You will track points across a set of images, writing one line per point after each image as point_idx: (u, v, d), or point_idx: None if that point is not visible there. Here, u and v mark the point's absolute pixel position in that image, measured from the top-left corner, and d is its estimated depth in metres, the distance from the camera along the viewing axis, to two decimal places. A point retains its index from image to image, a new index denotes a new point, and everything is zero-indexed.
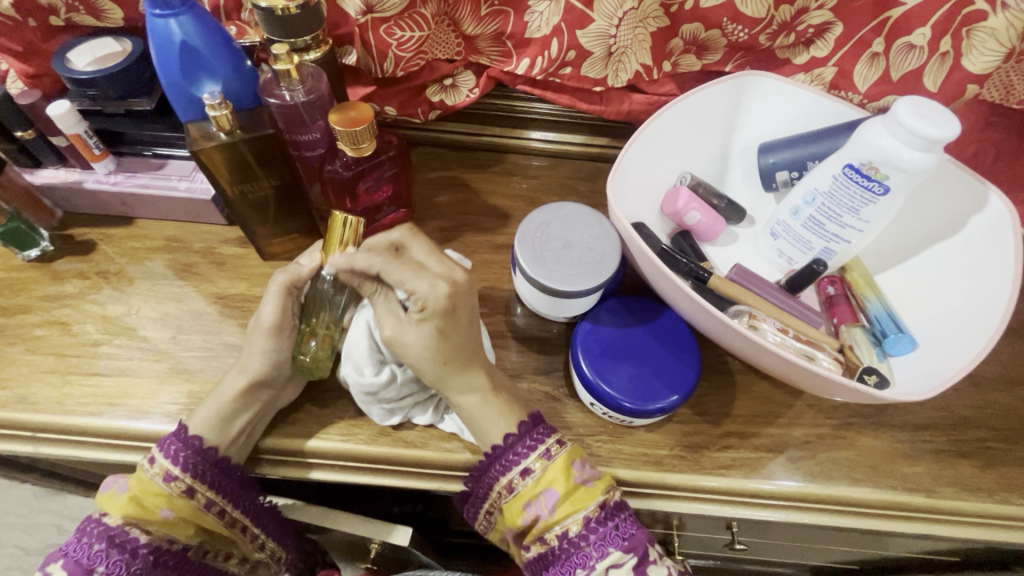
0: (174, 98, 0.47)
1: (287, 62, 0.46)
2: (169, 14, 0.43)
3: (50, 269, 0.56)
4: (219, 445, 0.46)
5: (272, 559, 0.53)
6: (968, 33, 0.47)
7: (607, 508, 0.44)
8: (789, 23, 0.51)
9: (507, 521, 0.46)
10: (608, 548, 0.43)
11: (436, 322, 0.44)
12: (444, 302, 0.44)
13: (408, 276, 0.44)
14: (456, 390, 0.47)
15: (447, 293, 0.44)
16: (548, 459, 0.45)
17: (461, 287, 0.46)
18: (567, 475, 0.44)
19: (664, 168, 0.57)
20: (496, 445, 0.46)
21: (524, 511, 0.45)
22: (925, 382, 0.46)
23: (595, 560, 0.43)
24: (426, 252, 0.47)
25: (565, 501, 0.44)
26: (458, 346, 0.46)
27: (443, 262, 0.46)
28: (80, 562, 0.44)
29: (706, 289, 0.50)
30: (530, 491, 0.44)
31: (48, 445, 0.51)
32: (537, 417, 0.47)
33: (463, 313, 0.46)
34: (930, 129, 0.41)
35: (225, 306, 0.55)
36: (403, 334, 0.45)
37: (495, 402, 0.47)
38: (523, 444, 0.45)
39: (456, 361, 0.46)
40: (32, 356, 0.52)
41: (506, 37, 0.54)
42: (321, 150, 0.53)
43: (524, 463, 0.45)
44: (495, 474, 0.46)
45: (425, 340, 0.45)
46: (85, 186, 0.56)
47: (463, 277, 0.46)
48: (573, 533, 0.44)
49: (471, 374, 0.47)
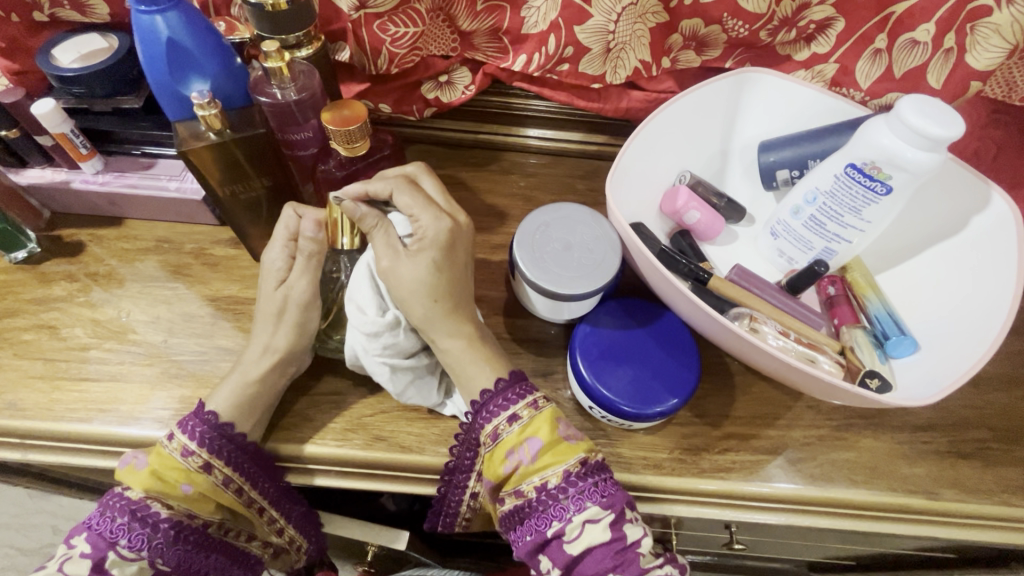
0: (162, 97, 0.46)
1: (278, 59, 0.44)
2: (155, 11, 0.41)
3: (38, 271, 0.55)
4: (235, 423, 0.46)
5: (291, 545, 0.52)
6: (972, 28, 0.46)
7: (587, 465, 0.43)
8: (790, 18, 0.50)
9: (488, 471, 0.45)
10: (586, 503, 0.42)
11: (432, 254, 0.46)
12: (444, 235, 0.47)
13: (414, 205, 0.47)
14: (440, 333, 0.47)
15: (448, 228, 0.47)
16: (536, 409, 0.45)
17: (462, 225, 0.49)
18: (551, 425, 0.44)
19: (664, 166, 0.56)
20: (484, 390, 0.45)
21: (506, 459, 0.44)
22: (929, 385, 0.46)
23: (571, 513, 0.42)
24: (436, 189, 0.50)
25: (546, 451, 0.43)
26: (449, 284, 0.47)
27: (448, 203, 0.50)
28: (103, 536, 0.42)
29: (707, 290, 0.49)
30: (514, 437, 0.44)
31: (39, 451, 0.50)
32: (520, 374, 0.47)
33: (459, 253, 0.48)
34: (934, 129, 0.41)
35: (218, 308, 0.54)
36: (399, 265, 0.45)
37: (478, 357, 0.47)
38: (511, 391, 0.45)
39: (445, 301, 0.47)
40: (20, 361, 0.51)
41: (503, 33, 0.52)
42: (314, 150, 0.52)
43: (512, 411, 0.44)
44: (478, 424, 0.45)
45: (415, 271, 0.46)
46: (73, 186, 0.55)
47: (465, 221, 0.49)
48: (552, 485, 0.43)
49: (455, 322, 0.47)
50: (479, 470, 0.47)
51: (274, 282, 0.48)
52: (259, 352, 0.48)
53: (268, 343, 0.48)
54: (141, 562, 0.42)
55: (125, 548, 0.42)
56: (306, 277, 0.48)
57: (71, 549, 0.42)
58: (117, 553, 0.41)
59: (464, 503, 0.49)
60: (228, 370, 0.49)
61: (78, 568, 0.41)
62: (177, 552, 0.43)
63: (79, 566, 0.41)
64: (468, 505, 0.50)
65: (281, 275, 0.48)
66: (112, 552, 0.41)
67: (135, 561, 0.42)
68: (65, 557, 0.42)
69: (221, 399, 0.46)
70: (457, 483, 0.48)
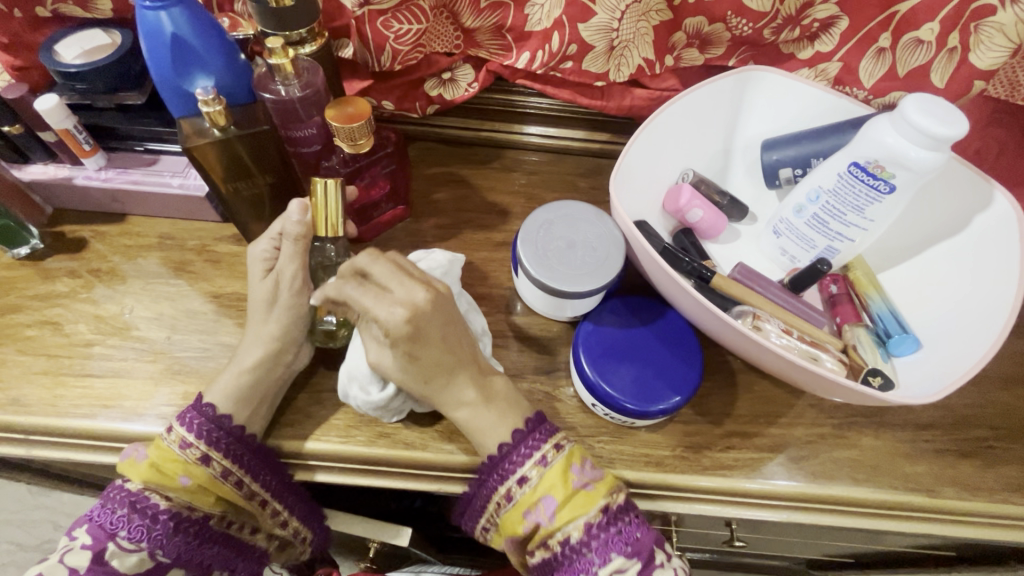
0: (166, 93, 0.46)
1: (282, 56, 0.44)
2: (159, 7, 0.41)
3: (41, 267, 0.55)
4: (233, 414, 0.45)
5: (295, 537, 0.52)
6: (976, 28, 0.46)
7: (608, 513, 0.43)
8: (794, 17, 0.50)
9: (508, 531, 0.45)
10: (611, 553, 0.42)
11: (404, 348, 0.43)
12: (405, 329, 0.42)
13: (367, 307, 0.42)
14: (449, 404, 0.46)
15: (408, 319, 0.42)
16: (547, 465, 0.44)
17: (425, 308, 0.43)
18: (565, 481, 0.43)
19: (666, 164, 0.56)
20: (491, 454, 0.45)
21: (524, 520, 0.44)
22: (930, 383, 0.46)
23: (598, 566, 0.42)
24: (389, 273, 0.43)
25: (564, 506, 0.43)
26: (437, 361, 0.44)
27: (404, 283, 0.43)
28: (103, 528, 0.42)
29: (710, 289, 0.49)
30: (529, 497, 0.44)
31: (41, 447, 0.50)
32: (540, 417, 0.46)
33: (434, 330, 0.43)
34: (936, 127, 0.41)
35: (221, 305, 0.54)
36: (382, 359, 0.44)
37: (492, 416, 0.46)
38: (519, 450, 0.44)
39: (438, 379, 0.45)
40: (24, 357, 0.51)
41: (506, 30, 0.52)
42: (318, 147, 0.51)
43: (521, 471, 0.44)
44: (493, 483, 0.45)
45: (399, 363, 0.44)
46: (76, 182, 0.55)
47: (426, 298, 0.43)
48: (575, 539, 0.43)
49: (458, 391, 0.46)
50: (485, 521, 0.47)
51: (262, 272, 0.48)
52: (258, 348, 0.47)
53: (263, 334, 0.48)
54: (140, 553, 0.43)
55: (125, 539, 0.42)
56: (296, 261, 0.47)
57: (73, 540, 0.43)
58: (117, 545, 0.42)
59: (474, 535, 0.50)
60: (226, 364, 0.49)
61: (79, 558, 0.42)
62: (176, 544, 0.44)
63: (80, 557, 0.42)
64: (483, 535, 0.49)
65: (267, 266, 0.48)
66: (112, 543, 0.42)
67: (135, 553, 0.43)
68: (68, 548, 0.42)
69: (218, 391, 0.46)
70: (470, 515, 0.48)
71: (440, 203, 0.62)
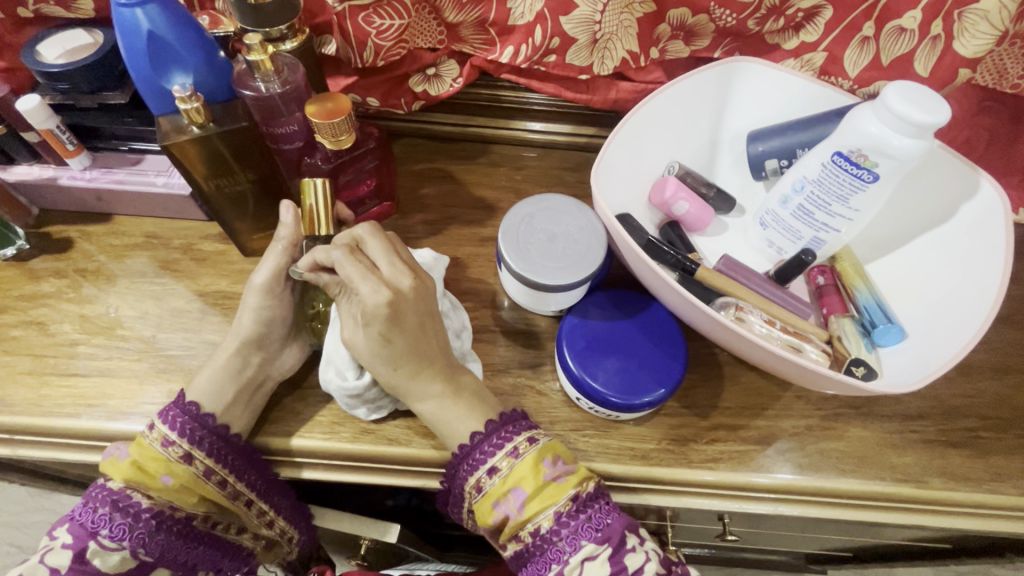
0: (145, 91, 0.46)
1: (261, 52, 0.44)
2: (135, 4, 0.41)
3: (27, 267, 0.55)
4: (218, 412, 0.46)
5: (282, 538, 0.52)
6: (960, 15, 0.46)
7: (578, 501, 0.43)
8: (778, 7, 0.49)
9: (481, 520, 0.45)
10: (581, 541, 0.42)
11: (379, 328, 0.43)
12: (384, 308, 0.42)
13: (354, 277, 0.43)
14: (415, 395, 0.46)
15: (388, 299, 0.43)
16: (516, 457, 0.44)
17: (405, 294, 0.44)
18: (534, 471, 0.43)
19: (652, 157, 0.56)
20: (462, 444, 0.45)
21: (494, 510, 0.44)
22: (915, 372, 0.46)
23: (569, 555, 0.42)
24: (383, 250, 0.45)
25: (533, 498, 0.43)
26: (407, 348, 0.44)
27: (395, 264, 0.45)
28: (84, 526, 0.42)
29: (694, 280, 0.49)
30: (498, 489, 0.43)
31: (28, 447, 0.50)
32: (516, 415, 0.46)
33: (411, 316, 0.44)
34: (917, 114, 0.40)
35: (206, 303, 0.54)
36: (356, 339, 0.44)
37: (459, 409, 0.46)
38: (488, 444, 0.44)
39: (407, 367, 0.45)
40: (9, 357, 0.51)
41: (489, 24, 0.52)
42: (299, 143, 0.52)
43: (491, 462, 0.44)
44: (463, 474, 0.45)
45: (372, 345, 0.44)
46: (61, 182, 0.55)
47: (409, 285, 0.44)
48: (545, 530, 0.43)
49: (426, 382, 0.45)
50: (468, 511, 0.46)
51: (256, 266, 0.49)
52: (234, 344, 0.47)
53: (236, 331, 0.48)
54: (123, 552, 0.43)
55: (107, 537, 0.42)
56: (279, 258, 0.47)
57: (53, 541, 0.42)
58: (98, 543, 0.42)
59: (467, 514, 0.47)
60: (206, 362, 0.49)
61: (59, 558, 0.42)
62: (159, 542, 0.44)
63: (61, 557, 0.42)
64: (471, 521, 0.47)
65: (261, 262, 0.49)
66: (94, 542, 0.42)
67: (116, 552, 0.43)
68: (47, 548, 0.42)
69: (199, 387, 0.46)
70: (454, 503, 0.47)
71: (426, 199, 0.61)
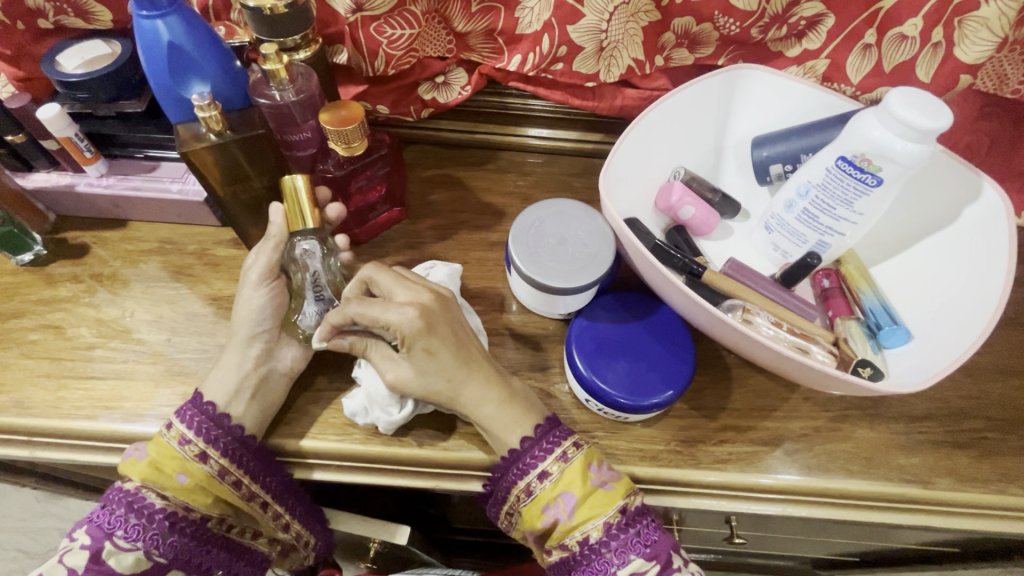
0: (163, 99, 0.47)
1: (276, 62, 0.45)
2: (156, 15, 0.42)
3: (43, 272, 0.56)
4: (229, 411, 0.47)
5: (298, 542, 0.53)
6: (960, 22, 0.47)
7: (627, 514, 0.44)
8: (781, 15, 0.50)
9: (529, 524, 0.46)
10: (629, 555, 0.42)
11: (422, 348, 0.44)
12: (417, 324, 0.44)
13: (377, 310, 0.45)
14: (472, 405, 0.46)
15: (418, 314, 0.44)
16: (565, 461, 0.44)
17: (432, 308, 0.46)
18: (584, 477, 0.44)
19: (658, 163, 0.57)
20: (512, 449, 0.45)
21: (543, 514, 0.44)
22: (921, 372, 0.47)
23: (617, 567, 0.42)
24: (392, 281, 0.47)
25: (583, 504, 0.43)
26: (452, 364, 0.45)
27: (409, 288, 0.46)
28: (101, 527, 0.43)
29: (700, 284, 0.50)
30: (548, 493, 0.44)
31: (45, 449, 0.50)
32: (555, 420, 0.46)
33: (443, 328, 0.45)
34: (919, 120, 0.41)
35: (220, 307, 0.55)
36: (400, 371, 0.45)
37: (515, 411, 0.46)
38: (539, 448, 0.45)
39: (459, 379, 0.45)
40: (27, 360, 0.52)
41: (497, 33, 0.53)
42: (313, 150, 0.53)
43: (541, 467, 0.45)
44: (512, 478, 0.46)
45: (417, 366, 0.45)
46: (78, 189, 0.56)
47: (431, 298, 0.46)
48: (594, 539, 0.43)
49: (482, 389, 0.46)
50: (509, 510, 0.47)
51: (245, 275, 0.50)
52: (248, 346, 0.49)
53: (236, 323, 0.50)
54: (137, 553, 0.43)
55: (121, 538, 0.43)
56: (265, 254, 0.49)
57: (72, 542, 0.43)
58: (113, 544, 0.42)
59: (502, 516, 0.48)
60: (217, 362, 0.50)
61: (76, 559, 0.42)
62: (173, 544, 0.44)
63: (78, 557, 0.42)
64: (507, 521, 0.48)
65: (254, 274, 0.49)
66: (109, 542, 0.42)
67: (131, 552, 0.43)
68: (66, 549, 0.43)
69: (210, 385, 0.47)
70: (494, 503, 0.48)
71: (436, 204, 0.62)
